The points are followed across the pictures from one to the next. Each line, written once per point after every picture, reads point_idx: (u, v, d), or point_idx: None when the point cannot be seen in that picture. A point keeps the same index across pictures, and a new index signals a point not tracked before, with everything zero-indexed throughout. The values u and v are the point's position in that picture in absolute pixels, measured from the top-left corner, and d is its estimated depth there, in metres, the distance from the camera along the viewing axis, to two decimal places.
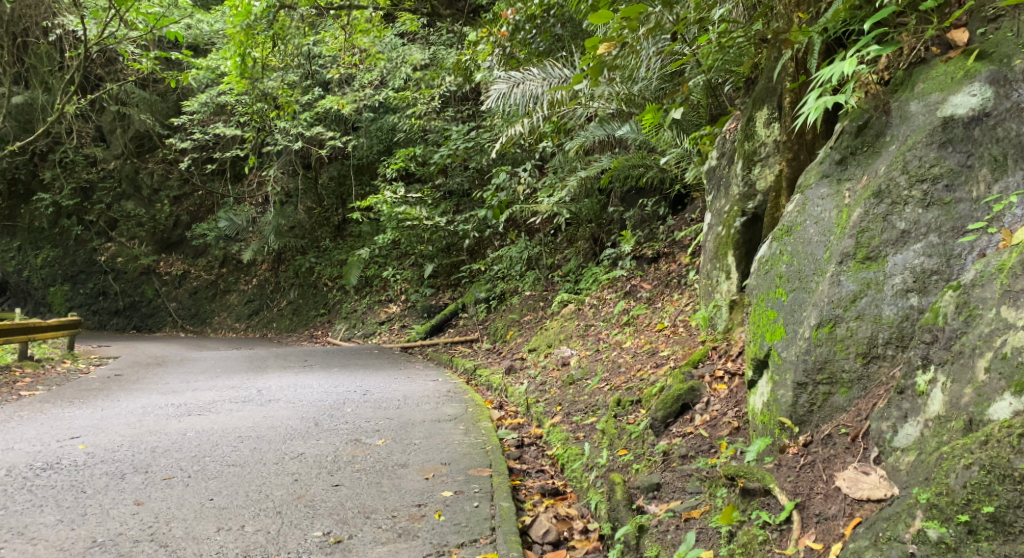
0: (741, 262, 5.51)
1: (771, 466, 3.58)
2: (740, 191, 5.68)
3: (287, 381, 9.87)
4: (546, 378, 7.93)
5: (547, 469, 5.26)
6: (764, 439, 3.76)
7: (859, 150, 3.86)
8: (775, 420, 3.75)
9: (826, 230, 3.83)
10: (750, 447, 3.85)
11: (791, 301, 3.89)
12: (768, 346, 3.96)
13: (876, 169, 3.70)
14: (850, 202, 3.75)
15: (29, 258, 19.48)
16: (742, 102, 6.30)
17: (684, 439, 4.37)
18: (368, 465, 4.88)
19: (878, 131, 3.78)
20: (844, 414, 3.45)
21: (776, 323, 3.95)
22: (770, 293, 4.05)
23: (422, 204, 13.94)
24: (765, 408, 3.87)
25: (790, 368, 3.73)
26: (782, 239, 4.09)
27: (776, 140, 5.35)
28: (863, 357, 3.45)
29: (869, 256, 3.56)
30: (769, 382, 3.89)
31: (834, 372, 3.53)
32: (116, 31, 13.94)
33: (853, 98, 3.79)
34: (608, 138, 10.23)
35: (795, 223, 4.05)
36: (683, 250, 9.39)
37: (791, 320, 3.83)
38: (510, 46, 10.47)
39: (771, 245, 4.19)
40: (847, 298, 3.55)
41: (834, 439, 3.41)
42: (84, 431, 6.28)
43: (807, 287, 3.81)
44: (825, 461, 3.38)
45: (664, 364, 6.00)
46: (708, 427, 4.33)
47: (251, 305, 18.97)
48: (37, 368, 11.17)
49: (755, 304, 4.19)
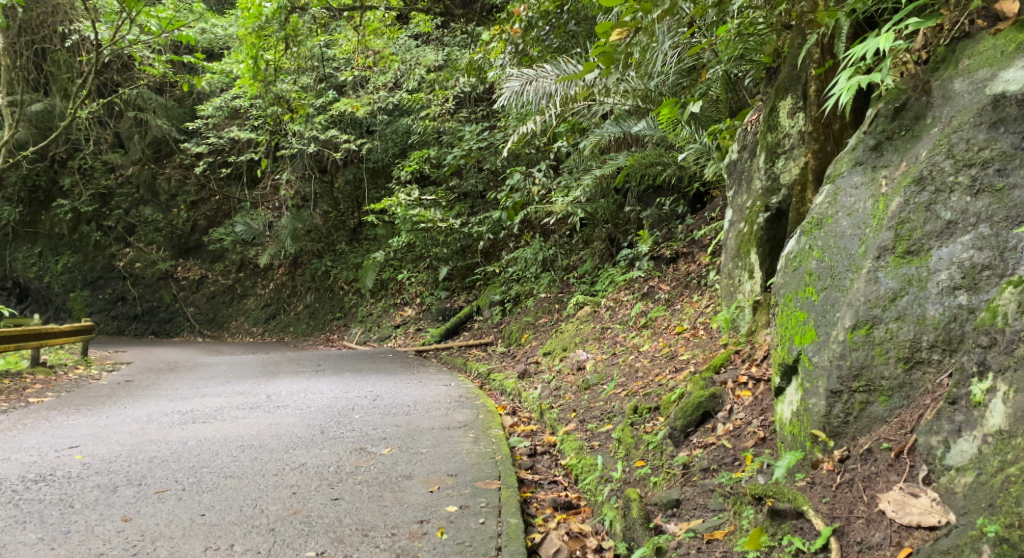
0: (765, 260, 5.21)
1: (803, 485, 3.33)
2: (763, 185, 5.39)
3: (297, 387, 9.66)
4: (560, 383, 7.67)
5: (560, 480, 5.01)
6: (793, 453, 3.48)
7: (896, 135, 3.55)
8: (806, 433, 3.47)
9: (860, 222, 3.54)
10: (778, 462, 3.57)
11: (822, 301, 3.59)
12: (797, 350, 3.67)
13: (915, 154, 3.40)
14: (887, 191, 3.47)
15: (49, 265, 19.28)
16: (761, 93, 6.02)
17: (704, 450, 4.09)
18: (370, 477, 4.64)
19: (918, 114, 3.47)
20: (885, 426, 3.18)
21: (805, 325, 3.65)
22: (799, 292, 3.76)
23: (436, 207, 13.70)
24: (795, 418, 3.59)
25: (823, 375, 3.44)
26: (811, 234, 3.80)
27: (801, 131, 5.06)
28: (905, 362, 3.16)
29: (910, 249, 3.26)
30: (799, 389, 3.60)
31: (872, 379, 3.26)
32: (128, 35, 13.80)
33: (889, 77, 3.48)
34: (624, 137, 9.93)
35: (825, 215, 3.75)
36: (703, 249, 9.13)
37: (823, 322, 3.54)
38: (522, 43, 10.20)
39: (797, 241, 3.90)
40: (885, 297, 3.27)
41: (875, 456, 3.14)
42: (84, 440, 6.08)
43: (841, 286, 3.50)
44: (864, 480, 3.11)
45: (683, 369, 5.73)
46: (732, 437, 4.05)
47: (267, 309, 18.84)
48: (48, 375, 11.01)
49: (782, 305, 3.90)
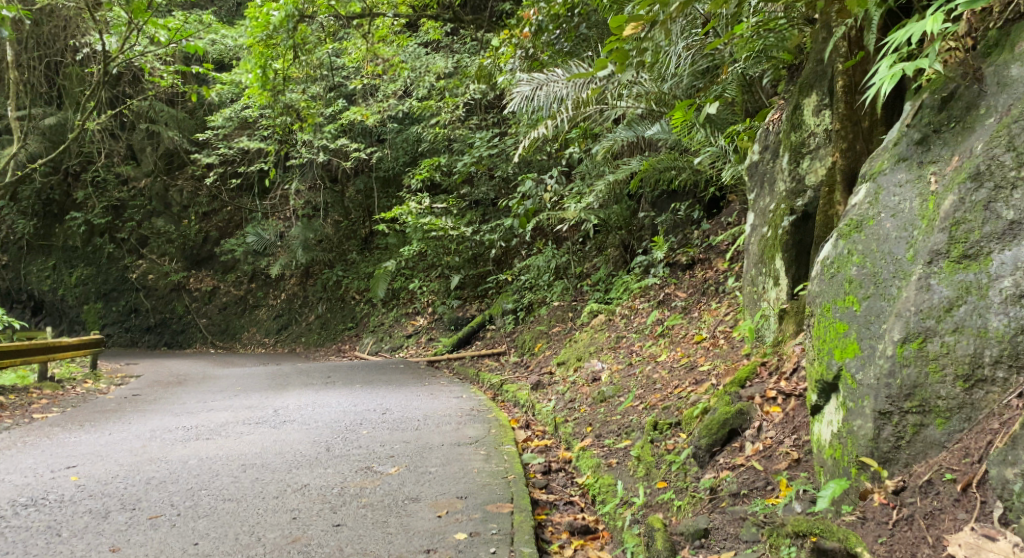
0: (791, 266, 4.88)
1: (852, 520, 3.09)
2: (786, 187, 5.10)
3: (306, 400, 9.43)
4: (575, 395, 7.39)
5: (576, 500, 4.74)
6: (838, 481, 3.23)
7: (944, 127, 3.27)
8: (851, 458, 3.24)
9: (906, 224, 3.28)
10: (820, 492, 3.31)
11: (864, 311, 3.33)
12: (837, 365, 3.41)
13: (970, 148, 3.12)
14: (938, 189, 3.19)
15: (63, 277, 19.42)
16: (783, 91, 5.75)
17: (733, 472, 3.82)
18: (376, 500, 4.41)
19: (969, 102, 3.20)
20: (944, 453, 2.94)
21: (846, 338, 3.39)
22: (838, 301, 3.48)
23: (448, 215, 13.47)
24: (836, 441, 3.35)
25: (869, 394, 3.20)
26: (850, 238, 3.51)
27: (828, 129, 4.86)
28: (964, 381, 2.92)
29: (966, 254, 3.01)
30: (841, 409, 3.36)
31: (927, 400, 3.02)
32: (136, 46, 13.64)
33: (938, 63, 3.16)
34: (638, 140, 9.66)
35: (865, 217, 3.47)
36: (720, 255, 8.85)
37: (868, 334, 3.28)
38: (532, 47, 9.99)
39: (834, 245, 3.62)
40: (940, 306, 3.02)
41: (937, 489, 2.90)
42: (82, 459, 5.87)
43: (887, 294, 3.25)
44: (926, 516, 2.89)
45: (704, 382, 5.45)
46: (763, 458, 3.78)
47: (279, 320, 18.61)
48: (55, 390, 10.81)
49: (818, 315, 3.61)
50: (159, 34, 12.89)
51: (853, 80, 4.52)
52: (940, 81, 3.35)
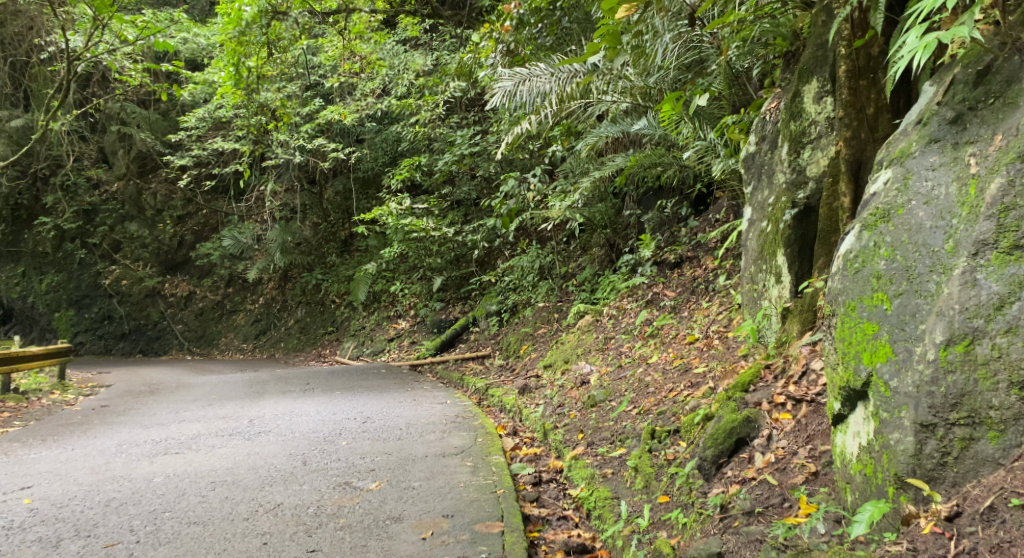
0: (794, 263, 4.61)
1: (900, 551, 2.83)
2: (787, 179, 4.83)
3: (282, 409, 9.02)
4: (563, 399, 7.09)
5: (570, 515, 4.46)
6: (875, 505, 2.99)
7: (981, 103, 3.02)
8: (888, 476, 3.00)
9: (943, 211, 3.01)
10: (854, 516, 3.06)
11: (897, 310, 3.06)
12: (866, 371, 3.14)
13: (1015, 126, 2.87)
14: (980, 172, 2.93)
15: (33, 284, 18.75)
16: (780, 79, 5.48)
17: (745, 487, 3.57)
18: (355, 520, 4.11)
19: (1009, 77, 2.95)
20: (1004, 474, 2.69)
21: (876, 341, 3.12)
22: (864, 299, 3.21)
23: (429, 216, 13.13)
24: (866, 455, 3.11)
25: (908, 404, 2.95)
26: (875, 229, 3.25)
27: (829, 117, 4.58)
28: (1020, 389, 2.67)
29: (1017, 245, 2.75)
30: (871, 420, 3.11)
31: (976, 410, 2.77)
32: (102, 43, 13.11)
33: (977, 31, 2.85)
34: (622, 137, 9.38)
35: (893, 205, 3.21)
36: (709, 252, 8.61)
37: (902, 335, 3.02)
38: (513, 42, 9.57)
39: (857, 237, 3.34)
40: (990, 304, 2.76)
41: (1002, 516, 2.64)
42: (38, 480, 5.51)
43: (924, 291, 2.98)
44: (992, 549, 2.62)
45: (701, 385, 5.19)
46: (776, 471, 3.54)
47: (258, 325, 18.16)
48: (19, 402, 10.34)
49: (841, 315, 3.33)
50: (126, 31, 12.49)
51: (857, 64, 4.23)
52: (974, 53, 3.10)
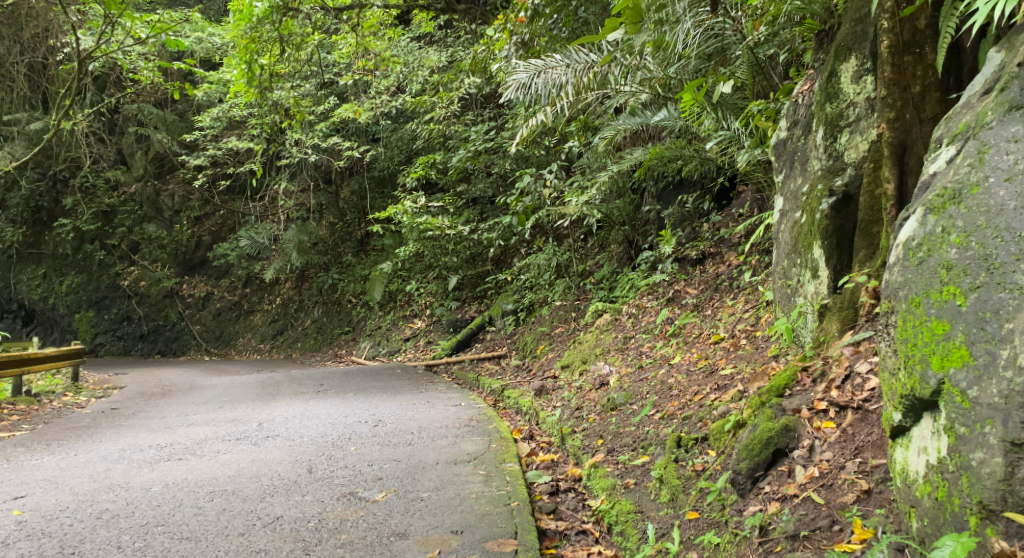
0: (832, 256, 4.23)
1: None
2: (822, 165, 4.45)
3: (294, 411, 8.76)
4: (582, 401, 6.76)
5: (589, 529, 4.15)
6: (955, 536, 2.65)
7: None
8: (968, 502, 2.65)
9: None
10: (930, 548, 2.71)
11: (976, 306, 2.69)
12: (937, 378, 2.77)
13: None
14: None
15: (53, 286, 18.71)
16: (812, 59, 5.10)
17: (787, 507, 3.27)
18: (357, 536, 3.88)
19: None
20: None
21: (949, 343, 2.75)
22: (932, 294, 2.84)
23: (444, 214, 12.78)
24: (937, 476, 2.76)
25: (993, 418, 2.59)
26: (944, 213, 2.88)
27: (870, 97, 4.21)
28: None
29: None
30: (945, 436, 2.75)
31: None
32: (113, 40, 12.87)
33: None
34: (642, 129, 8.99)
35: (967, 184, 2.83)
36: (733, 248, 8.24)
37: (981, 337, 2.65)
38: (529, 33, 9.17)
39: (920, 222, 2.98)
40: None
41: None
42: (33, 489, 5.36)
43: (1009, 283, 2.62)
44: None
45: (729, 388, 4.85)
46: (821, 488, 3.24)
47: (274, 325, 17.94)
48: (30, 405, 10.15)
49: (904, 311, 2.96)
50: (138, 30, 12.22)
51: (901, 39, 3.88)
52: None
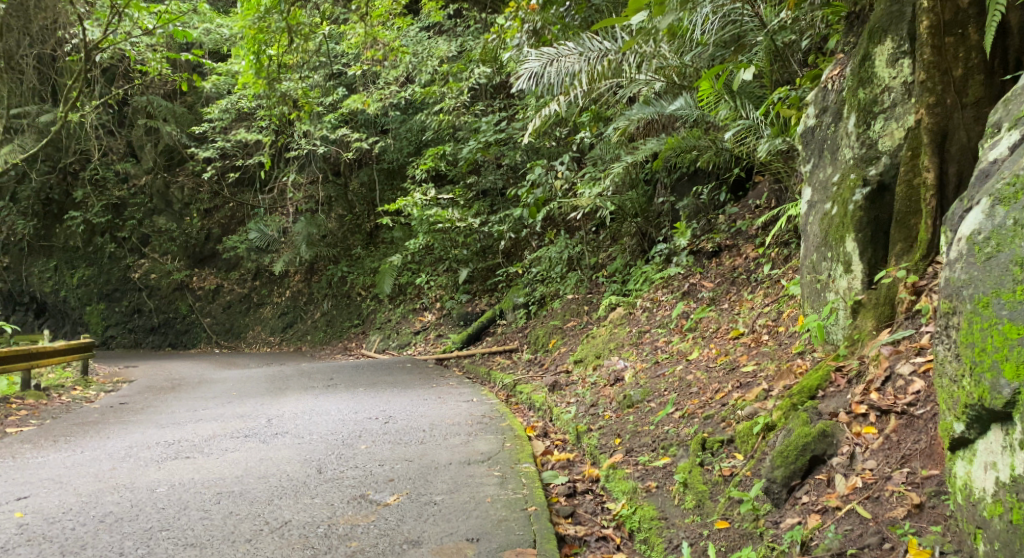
0: (866, 250, 4.04)
1: None
2: (855, 154, 4.23)
3: (303, 407, 8.60)
4: (597, 398, 6.57)
5: (610, 535, 3.98)
6: None
7: None
8: None
9: None
10: None
11: None
12: (1010, 388, 2.53)
13: None
14: None
15: (65, 278, 18.65)
16: (841, 41, 4.86)
17: (829, 520, 3.11)
18: (368, 544, 3.74)
19: None
20: None
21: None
22: (1003, 294, 2.61)
23: (455, 206, 12.58)
24: (1010, 496, 2.53)
25: None
26: (1015, 204, 2.67)
27: (906, 81, 3.99)
28: None
29: None
30: (1020, 452, 2.50)
31: None
32: (120, 31, 12.68)
33: None
34: (657, 119, 8.73)
35: None
36: (750, 240, 8.02)
37: None
38: (541, 21, 8.92)
39: (988, 214, 2.77)
40: None
41: None
42: (37, 488, 5.23)
43: None
44: None
45: (753, 387, 4.64)
46: (867, 501, 3.07)
47: (285, 318, 17.81)
48: (39, 400, 10.06)
49: (971, 312, 2.73)
50: (145, 21, 12.03)
51: (943, 19, 3.67)
52: None
